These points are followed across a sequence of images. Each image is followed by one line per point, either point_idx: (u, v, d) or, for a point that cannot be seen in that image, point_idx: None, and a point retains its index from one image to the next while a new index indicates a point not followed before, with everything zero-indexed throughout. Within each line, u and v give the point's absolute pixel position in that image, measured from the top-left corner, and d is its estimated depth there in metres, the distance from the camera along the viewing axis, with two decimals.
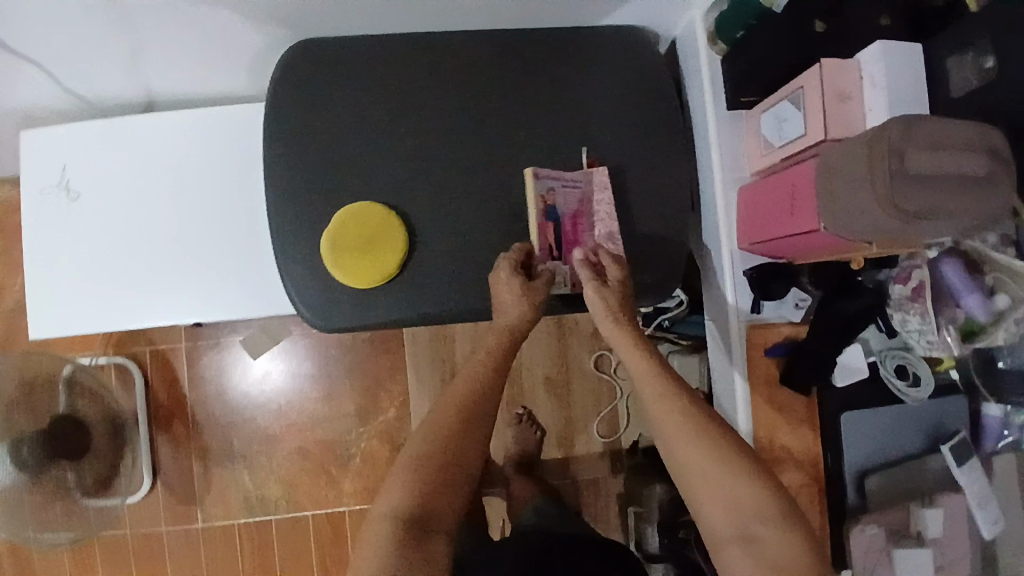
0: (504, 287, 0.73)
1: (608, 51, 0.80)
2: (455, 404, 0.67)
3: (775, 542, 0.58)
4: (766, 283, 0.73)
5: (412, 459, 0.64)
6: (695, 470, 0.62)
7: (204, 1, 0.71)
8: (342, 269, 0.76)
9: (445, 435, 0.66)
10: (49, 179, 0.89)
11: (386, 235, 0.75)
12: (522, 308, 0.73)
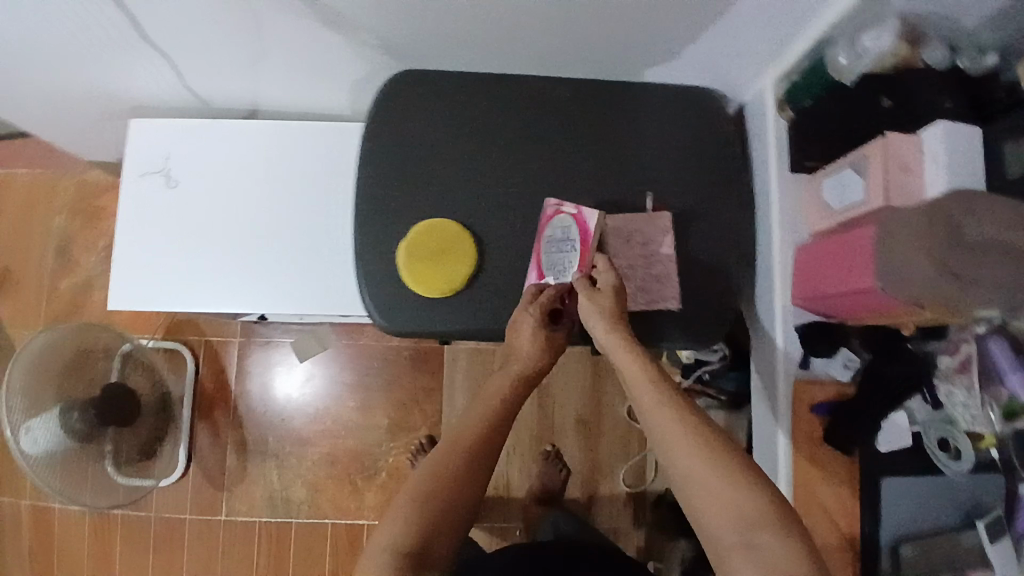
0: (527, 332, 0.77)
1: (683, 107, 0.86)
2: (467, 433, 0.68)
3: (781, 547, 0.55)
4: (815, 341, 0.77)
5: (415, 490, 0.63)
6: (694, 480, 0.60)
7: (327, 31, 0.79)
8: (412, 274, 0.82)
9: (452, 467, 0.65)
10: (151, 165, 0.96)
11: (460, 251, 0.82)
12: (541, 351, 0.77)
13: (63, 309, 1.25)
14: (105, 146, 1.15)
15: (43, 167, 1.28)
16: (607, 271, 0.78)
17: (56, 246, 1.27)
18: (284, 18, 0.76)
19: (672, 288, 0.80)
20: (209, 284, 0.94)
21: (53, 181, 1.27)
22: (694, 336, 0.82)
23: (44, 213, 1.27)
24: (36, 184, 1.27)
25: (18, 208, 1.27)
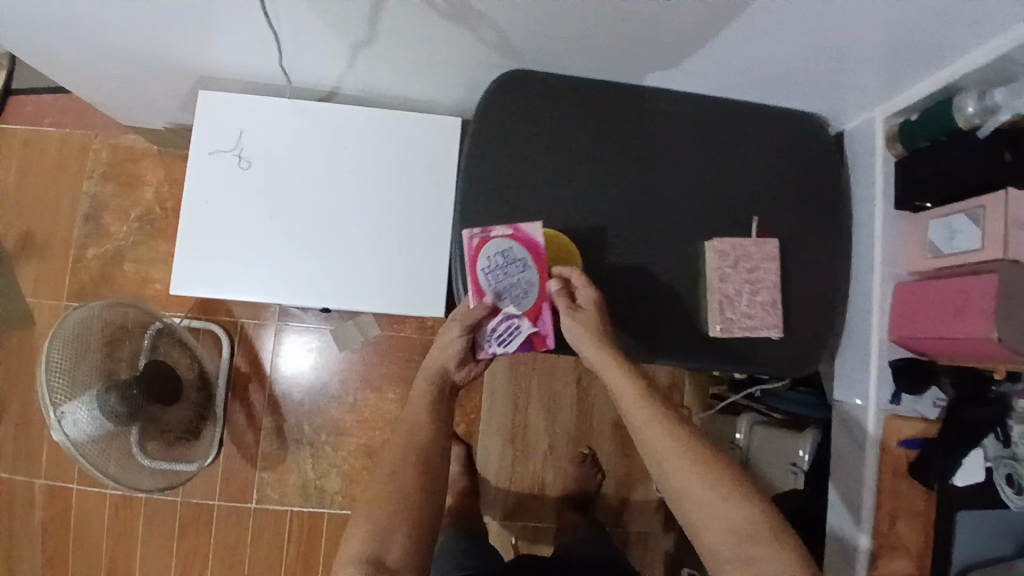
0: (449, 348, 0.79)
1: (792, 131, 0.85)
2: (399, 450, 0.75)
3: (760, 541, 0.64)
4: (910, 377, 0.78)
5: (370, 503, 0.72)
6: (690, 495, 0.67)
7: (446, 23, 0.74)
8: None
9: (398, 502, 0.72)
10: (223, 144, 0.90)
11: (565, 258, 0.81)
12: (454, 366, 0.80)
13: (90, 280, 1.18)
14: (151, 114, 1.06)
15: (74, 127, 1.19)
16: (585, 288, 0.76)
17: (85, 212, 1.18)
18: (406, 8, 0.71)
19: (776, 317, 0.81)
20: (286, 276, 0.91)
21: (84, 143, 1.18)
22: (787, 366, 0.83)
23: (73, 176, 1.19)
24: (66, 144, 1.19)
25: (45, 169, 1.19)
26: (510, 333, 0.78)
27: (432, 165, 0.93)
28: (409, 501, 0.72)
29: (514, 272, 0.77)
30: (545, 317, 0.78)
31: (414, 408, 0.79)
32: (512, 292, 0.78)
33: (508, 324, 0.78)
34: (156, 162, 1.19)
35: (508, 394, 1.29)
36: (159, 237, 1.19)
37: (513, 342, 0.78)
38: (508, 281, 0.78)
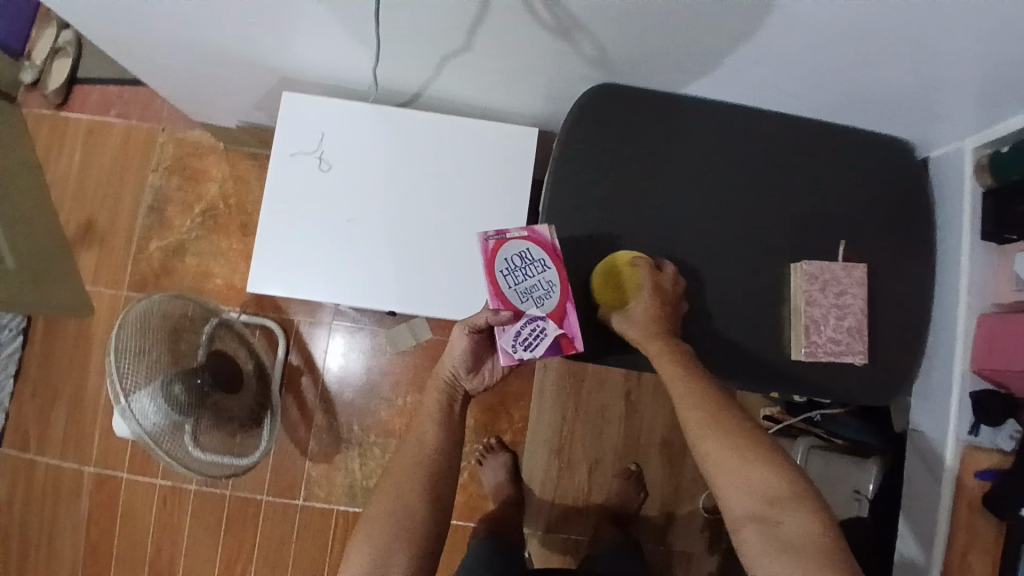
0: (456, 355, 0.81)
1: (879, 158, 0.84)
2: (408, 456, 0.76)
3: (773, 491, 0.66)
4: (989, 410, 0.77)
5: (376, 509, 0.73)
6: (716, 460, 0.70)
7: (545, 34, 0.74)
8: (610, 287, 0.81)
9: (395, 509, 0.72)
10: (304, 146, 0.90)
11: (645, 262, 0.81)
12: (463, 373, 0.82)
13: (151, 272, 1.18)
14: (223, 110, 1.06)
15: (141, 119, 1.20)
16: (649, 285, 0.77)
17: (148, 204, 1.19)
18: (509, 18, 0.72)
19: (862, 343, 0.80)
20: (360, 281, 0.91)
21: (150, 136, 1.19)
22: (863, 392, 0.82)
23: (139, 168, 1.19)
24: (131, 137, 1.20)
25: (112, 159, 1.19)
26: (537, 337, 0.76)
27: (511, 173, 0.93)
28: (410, 508, 0.73)
29: (534, 273, 0.76)
30: (570, 318, 0.76)
31: (423, 417, 0.80)
32: (536, 292, 0.76)
33: (533, 327, 0.76)
34: (221, 158, 1.19)
35: (557, 405, 1.29)
36: (220, 231, 1.19)
37: (540, 346, 0.75)
38: (527, 282, 0.76)
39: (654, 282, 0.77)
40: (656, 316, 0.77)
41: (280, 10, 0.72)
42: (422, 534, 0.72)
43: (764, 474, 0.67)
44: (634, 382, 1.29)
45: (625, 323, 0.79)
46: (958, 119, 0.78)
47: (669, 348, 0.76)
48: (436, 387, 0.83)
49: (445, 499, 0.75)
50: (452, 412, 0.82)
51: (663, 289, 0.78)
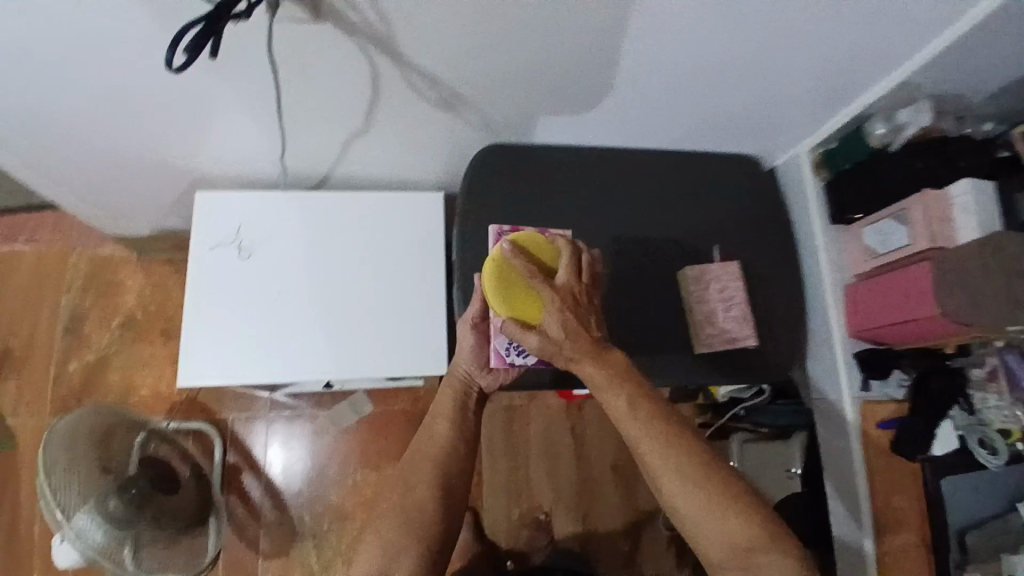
0: (465, 353, 0.78)
1: (733, 174, 0.99)
2: (414, 457, 0.75)
3: (706, 512, 0.66)
4: (875, 365, 0.89)
5: (383, 509, 0.71)
6: (690, 514, 0.67)
7: (434, 107, 0.85)
8: (504, 300, 0.68)
9: (403, 507, 0.70)
10: (222, 238, 0.95)
11: (541, 255, 0.70)
12: (476, 371, 0.78)
13: (73, 392, 1.15)
14: (136, 218, 1.08)
15: (50, 241, 1.19)
16: (553, 313, 0.66)
17: (65, 324, 1.17)
18: (400, 98, 0.82)
19: (751, 328, 0.90)
20: (296, 356, 0.94)
21: (62, 255, 1.19)
22: (768, 372, 0.92)
23: (52, 289, 1.18)
24: (41, 260, 1.19)
25: (21, 284, 1.18)
26: None
27: (424, 234, 1.01)
28: (420, 506, 0.70)
29: None
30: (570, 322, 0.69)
31: (437, 415, 0.77)
32: None
33: None
34: (137, 267, 1.20)
35: (508, 455, 1.32)
36: (143, 339, 1.18)
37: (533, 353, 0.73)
38: None
39: (553, 289, 0.66)
40: (569, 326, 0.66)
41: (193, 110, 0.79)
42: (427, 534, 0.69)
43: (700, 494, 0.66)
44: (577, 417, 1.36)
45: (539, 339, 0.67)
46: (788, 126, 0.94)
47: (592, 353, 0.68)
48: (450, 385, 0.79)
49: (454, 497, 0.72)
50: (468, 412, 0.78)
51: (561, 291, 0.66)
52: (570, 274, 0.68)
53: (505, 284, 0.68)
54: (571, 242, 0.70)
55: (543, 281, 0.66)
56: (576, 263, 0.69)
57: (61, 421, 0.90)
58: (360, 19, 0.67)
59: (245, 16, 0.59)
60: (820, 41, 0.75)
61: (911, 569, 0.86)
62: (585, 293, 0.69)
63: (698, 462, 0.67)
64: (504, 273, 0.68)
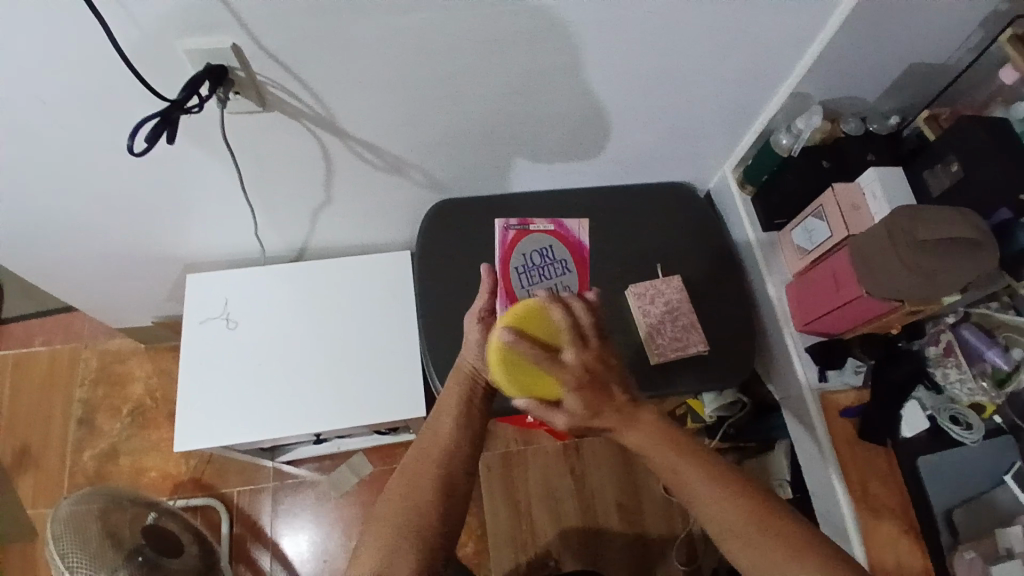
0: (472, 344, 0.78)
1: (668, 198, 1.07)
2: (422, 454, 0.71)
3: (741, 527, 0.62)
4: (827, 354, 0.91)
5: (382, 505, 0.68)
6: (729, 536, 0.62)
7: (381, 171, 0.96)
8: (516, 385, 0.67)
9: (405, 504, 0.67)
10: (211, 313, 1.05)
11: (534, 325, 0.66)
12: (483, 363, 0.77)
13: (86, 478, 1.22)
14: (138, 308, 1.20)
15: (63, 341, 1.31)
16: (573, 402, 0.64)
17: (79, 416, 1.26)
18: (350, 166, 0.93)
19: (698, 334, 0.95)
20: (283, 412, 1.02)
21: (75, 352, 1.30)
22: (723, 377, 0.96)
23: (66, 384, 1.28)
24: (56, 358, 1.30)
25: (39, 381, 1.28)
26: None
27: (392, 286, 1.10)
28: (419, 501, 0.67)
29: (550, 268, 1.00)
30: None
31: (442, 413, 0.75)
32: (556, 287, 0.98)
33: None
34: (143, 357, 1.31)
35: (508, 501, 1.33)
36: (149, 426, 1.26)
37: None
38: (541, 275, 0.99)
39: (561, 368, 0.64)
40: (588, 399, 0.65)
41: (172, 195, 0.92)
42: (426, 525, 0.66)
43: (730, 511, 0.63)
44: (575, 458, 1.37)
45: (565, 416, 0.65)
46: (708, 150, 1.03)
47: (619, 418, 0.66)
48: (456, 382, 0.78)
49: (454, 497, 0.68)
50: (474, 408, 0.75)
51: (570, 370, 0.64)
52: (577, 347, 0.65)
53: (513, 374, 0.66)
54: (565, 306, 0.66)
55: (551, 363, 0.64)
56: (579, 332, 0.66)
57: (58, 510, 0.95)
58: (301, 104, 0.80)
59: (198, 109, 0.73)
60: (704, 71, 0.86)
61: (904, 558, 0.81)
62: (599, 359, 0.65)
63: (716, 477, 0.65)
64: (510, 365, 0.66)
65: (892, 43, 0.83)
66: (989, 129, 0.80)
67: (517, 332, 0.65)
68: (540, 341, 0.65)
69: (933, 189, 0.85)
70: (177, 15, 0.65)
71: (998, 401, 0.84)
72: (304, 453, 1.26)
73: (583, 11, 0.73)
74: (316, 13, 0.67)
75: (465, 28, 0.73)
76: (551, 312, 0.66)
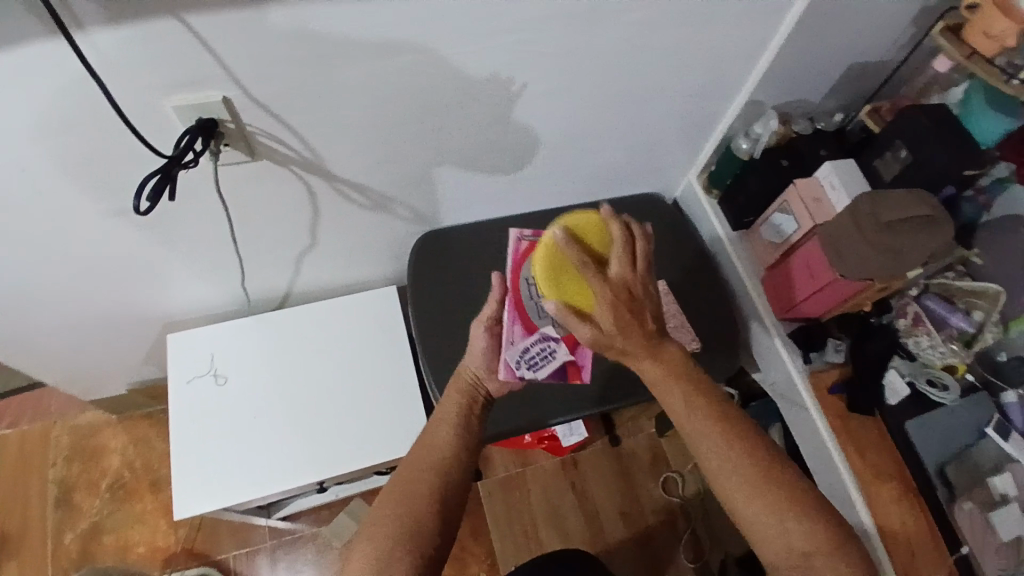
0: (477, 354, 0.81)
1: (643, 208, 1.12)
2: (418, 458, 0.74)
3: (736, 476, 0.66)
4: (808, 338, 0.99)
5: (376, 510, 0.70)
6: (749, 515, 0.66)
7: (369, 208, 0.96)
8: (553, 286, 0.68)
9: (398, 513, 0.69)
10: (198, 369, 1.02)
11: (598, 232, 0.69)
12: (485, 373, 0.81)
13: (71, 562, 1.16)
14: (111, 375, 1.16)
15: (29, 420, 1.25)
16: (603, 309, 0.65)
17: (55, 498, 1.20)
18: (339, 206, 0.93)
19: (691, 332, 1.00)
20: (283, 462, 0.98)
21: (45, 430, 1.24)
22: (716, 370, 1.01)
23: (39, 465, 1.22)
24: (24, 440, 1.23)
25: (9, 464, 1.22)
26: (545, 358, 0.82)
27: (382, 322, 1.09)
28: (413, 508, 0.69)
29: None
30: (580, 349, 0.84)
31: (440, 420, 0.77)
32: None
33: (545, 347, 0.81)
34: (116, 427, 1.25)
35: (515, 524, 1.33)
36: (133, 497, 1.21)
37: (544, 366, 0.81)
38: None
39: (603, 278, 0.65)
40: (620, 317, 0.65)
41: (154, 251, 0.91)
42: (421, 529, 0.68)
43: (724, 460, 0.67)
44: (574, 471, 1.38)
45: (591, 330, 0.66)
46: (675, 161, 1.10)
47: (646, 345, 0.68)
48: (457, 388, 0.81)
49: (448, 508, 0.71)
50: (472, 416, 0.79)
51: (612, 282, 0.66)
52: (625, 262, 0.67)
53: (557, 270, 0.68)
54: (629, 226, 0.69)
55: (596, 270, 0.65)
56: (630, 251, 0.67)
57: None
58: (291, 149, 0.80)
59: (195, 163, 0.72)
60: (667, 90, 0.93)
61: (908, 518, 0.88)
62: (639, 282, 0.67)
63: (740, 440, 0.67)
64: (558, 260, 0.68)
65: (829, 51, 0.93)
66: (924, 117, 0.90)
67: (574, 235, 0.68)
68: (596, 251, 0.68)
69: (885, 174, 0.94)
70: (168, 73, 0.66)
71: (968, 361, 0.92)
72: (299, 506, 1.19)
73: (557, 42, 0.78)
74: (305, 62, 0.69)
75: (450, 63, 0.75)
76: (609, 229, 0.68)
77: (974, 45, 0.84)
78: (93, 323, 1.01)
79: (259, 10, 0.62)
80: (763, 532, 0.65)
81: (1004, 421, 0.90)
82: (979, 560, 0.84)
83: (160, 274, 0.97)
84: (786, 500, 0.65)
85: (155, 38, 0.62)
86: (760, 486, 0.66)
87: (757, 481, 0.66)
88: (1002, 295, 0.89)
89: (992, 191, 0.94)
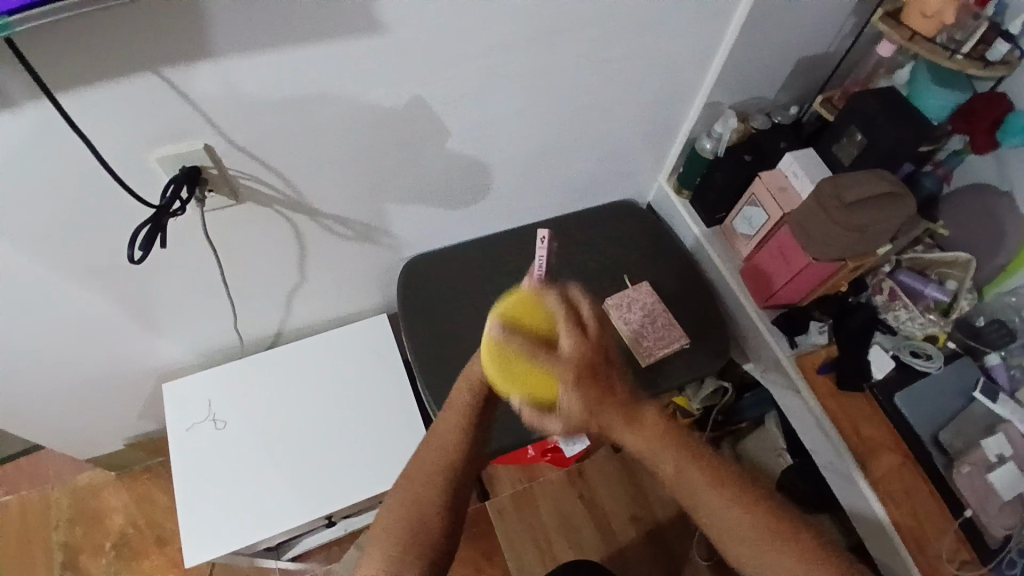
0: None
1: (618, 215, 1.16)
2: (428, 463, 0.73)
3: (691, 476, 0.70)
4: (790, 322, 1.02)
5: (384, 518, 0.71)
6: (740, 546, 0.68)
7: (354, 241, 0.99)
8: (514, 382, 0.63)
9: (410, 525, 0.69)
10: (197, 417, 1.03)
11: (533, 312, 0.64)
12: None
13: None
14: (109, 432, 1.18)
15: (28, 487, 1.30)
16: (568, 393, 0.63)
17: (61, 562, 1.24)
18: (323, 243, 0.96)
19: (677, 329, 1.03)
20: (286, 501, 0.98)
21: (45, 497, 1.28)
22: (707, 364, 1.04)
23: (41, 532, 1.26)
24: (25, 505, 1.28)
25: (13, 536, 1.26)
26: None
27: (375, 351, 1.09)
28: (423, 515, 0.70)
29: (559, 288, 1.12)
30: None
31: (450, 420, 0.74)
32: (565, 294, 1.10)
33: None
34: (118, 486, 1.30)
35: (528, 540, 1.33)
36: (139, 555, 1.25)
37: None
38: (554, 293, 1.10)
39: (561, 359, 0.62)
40: (585, 398, 0.64)
41: (142, 305, 0.93)
42: (432, 534, 0.70)
43: (680, 469, 0.70)
44: (580, 481, 1.38)
45: (561, 419, 0.63)
46: (646, 167, 1.14)
47: (616, 411, 0.67)
48: (468, 385, 0.74)
49: (458, 515, 0.72)
50: (480, 416, 0.74)
51: (566, 362, 0.63)
52: (574, 337, 0.63)
53: (508, 367, 0.63)
54: (563, 296, 0.65)
55: (550, 356, 0.62)
56: (576, 320, 0.64)
57: None
58: (272, 190, 0.83)
59: (183, 210, 0.75)
60: (628, 102, 0.97)
61: (908, 487, 0.91)
62: (597, 350, 0.64)
63: (733, 483, 0.70)
64: (504, 356, 0.63)
65: (777, 48, 0.98)
66: (877, 100, 0.95)
67: (512, 324, 0.63)
68: (537, 331, 0.64)
69: (843, 159, 1.00)
70: (149, 126, 0.68)
71: (948, 329, 0.96)
72: (308, 547, 1.19)
73: (520, 65, 0.81)
74: (281, 104, 0.72)
75: (419, 93, 0.79)
76: (548, 303, 0.64)
77: (914, 27, 0.89)
78: (85, 383, 1.03)
79: (235, 58, 0.65)
80: (724, 526, 0.69)
81: (992, 383, 0.94)
82: (984, 521, 0.86)
83: (153, 327, 0.98)
84: (741, 502, 0.69)
85: (135, 94, 0.64)
86: (722, 502, 0.69)
87: (712, 493, 0.69)
88: (971, 263, 0.94)
89: (950, 164, 1.01)
